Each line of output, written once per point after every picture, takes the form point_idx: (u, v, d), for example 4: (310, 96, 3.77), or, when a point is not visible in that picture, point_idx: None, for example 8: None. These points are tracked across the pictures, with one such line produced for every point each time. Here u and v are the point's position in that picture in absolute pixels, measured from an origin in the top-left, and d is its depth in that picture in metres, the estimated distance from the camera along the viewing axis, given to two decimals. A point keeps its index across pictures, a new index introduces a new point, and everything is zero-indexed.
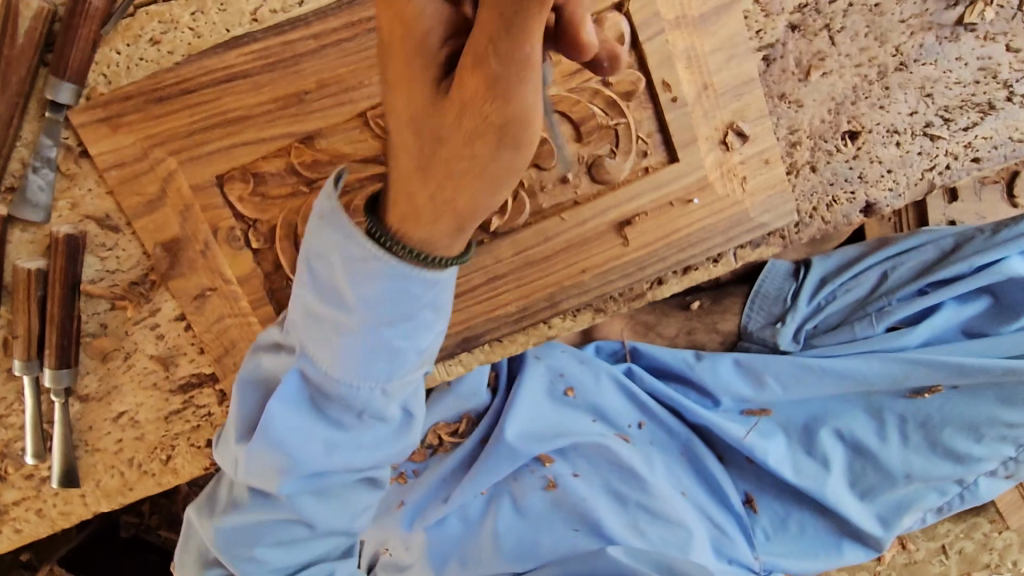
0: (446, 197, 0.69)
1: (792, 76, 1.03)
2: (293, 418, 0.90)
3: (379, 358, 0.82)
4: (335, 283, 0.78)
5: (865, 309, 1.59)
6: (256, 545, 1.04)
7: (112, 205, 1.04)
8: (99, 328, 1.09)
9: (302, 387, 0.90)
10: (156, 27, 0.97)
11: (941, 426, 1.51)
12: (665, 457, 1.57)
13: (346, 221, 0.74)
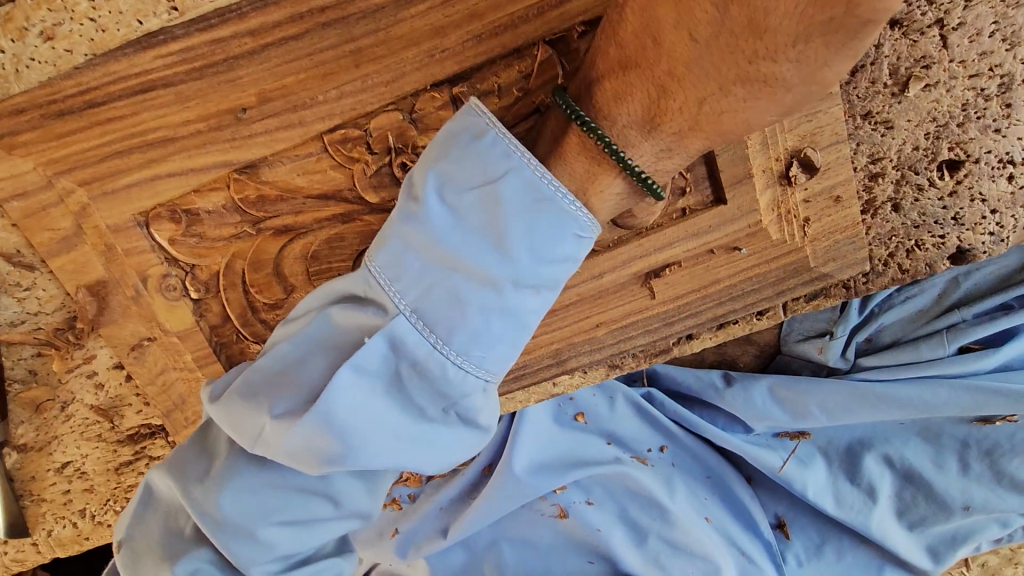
0: (694, 96, 0.59)
1: (884, 89, 0.78)
2: (365, 390, 0.67)
3: (491, 338, 0.68)
4: (494, 188, 0.65)
5: (930, 324, 1.19)
6: (246, 551, 0.73)
7: (21, 240, 0.84)
8: (29, 375, 0.94)
9: (384, 354, 0.68)
10: (46, 17, 0.71)
11: (1009, 453, 1.17)
12: (687, 481, 1.31)
13: (513, 143, 0.66)
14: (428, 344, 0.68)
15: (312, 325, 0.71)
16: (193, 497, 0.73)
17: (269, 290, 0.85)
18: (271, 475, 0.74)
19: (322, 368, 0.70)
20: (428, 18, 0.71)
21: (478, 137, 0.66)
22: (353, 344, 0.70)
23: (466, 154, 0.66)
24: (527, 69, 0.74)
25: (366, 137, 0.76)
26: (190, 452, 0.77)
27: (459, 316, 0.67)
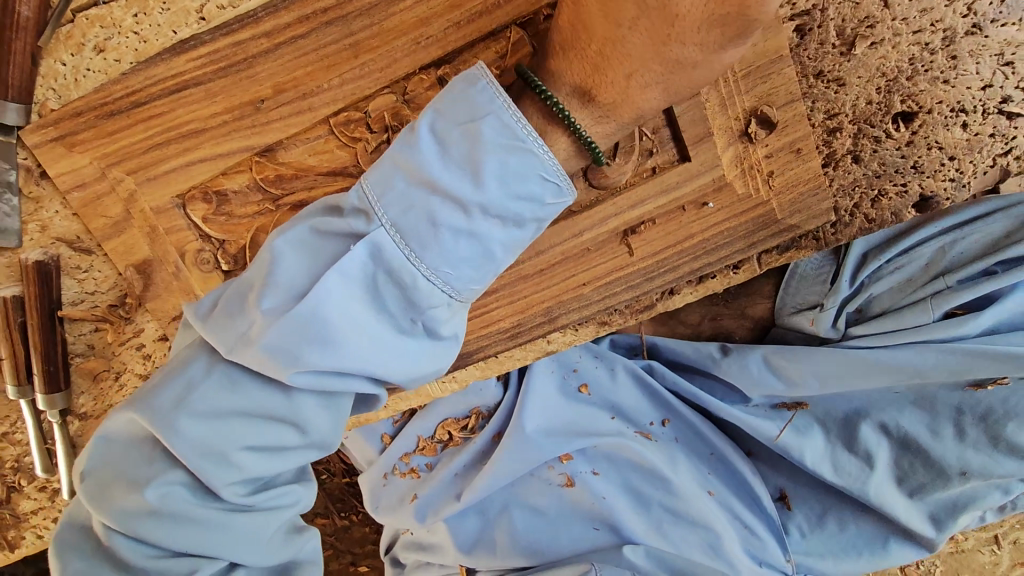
0: (624, 74, 0.72)
1: (832, 50, 0.86)
2: (348, 288, 0.77)
3: (459, 258, 0.78)
4: (474, 123, 0.73)
5: (918, 292, 1.22)
6: (216, 468, 0.77)
7: (82, 227, 0.99)
8: (88, 348, 1.08)
9: (365, 260, 0.77)
10: (99, 33, 0.89)
11: (1007, 420, 1.19)
12: (689, 455, 1.37)
13: (498, 90, 0.74)
14: (401, 256, 0.77)
15: (296, 235, 0.79)
16: (163, 416, 0.77)
17: None
18: (239, 399, 0.80)
19: (305, 272, 0.78)
20: (413, 10, 0.82)
21: (472, 84, 0.75)
22: (334, 254, 0.78)
23: (457, 92, 0.75)
24: (503, 50, 0.84)
25: (366, 118, 0.88)
26: (161, 380, 0.81)
27: (438, 241, 0.77)
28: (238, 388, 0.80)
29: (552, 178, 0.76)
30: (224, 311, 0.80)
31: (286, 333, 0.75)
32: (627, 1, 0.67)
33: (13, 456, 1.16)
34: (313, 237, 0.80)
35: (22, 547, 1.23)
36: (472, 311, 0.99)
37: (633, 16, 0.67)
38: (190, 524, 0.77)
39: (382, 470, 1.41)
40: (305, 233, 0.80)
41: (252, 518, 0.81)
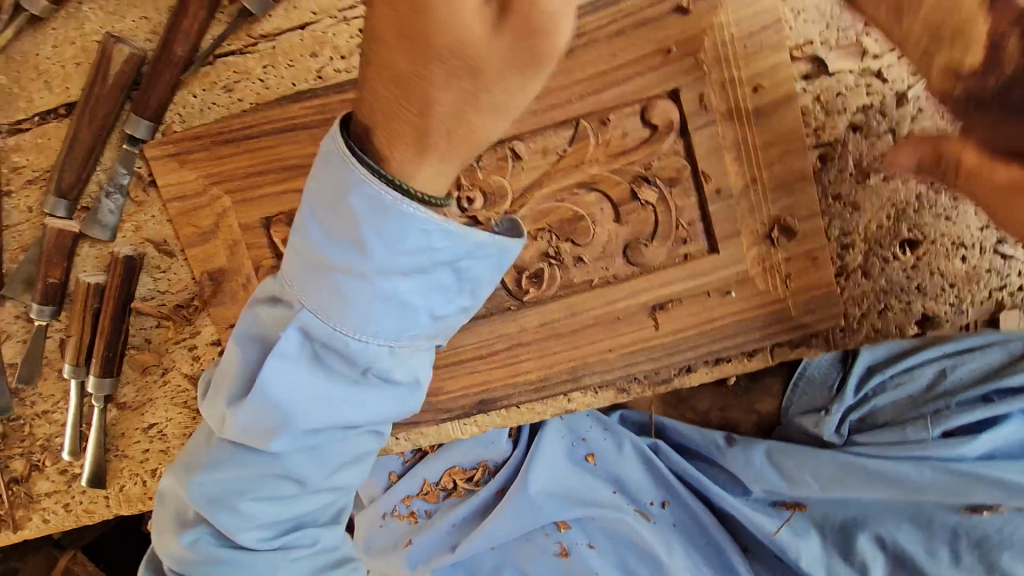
0: (448, 134, 0.64)
1: (850, 177, 0.99)
2: (281, 364, 0.78)
3: (387, 320, 0.74)
4: (343, 198, 0.69)
5: (919, 409, 1.29)
6: (227, 522, 0.85)
7: (171, 233, 1.11)
8: (144, 343, 1.16)
9: (297, 334, 0.77)
10: (230, 77, 1.05)
11: (999, 548, 1.23)
12: (687, 543, 1.39)
13: (355, 160, 0.66)
14: (325, 330, 0.75)
15: (249, 320, 0.83)
16: (183, 484, 0.89)
17: None
18: (241, 465, 0.86)
19: (257, 355, 0.82)
20: None
21: (328, 151, 0.69)
22: (282, 333, 0.80)
23: (324, 170, 0.70)
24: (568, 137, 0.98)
25: None
26: (184, 452, 0.93)
27: (354, 311, 0.73)
28: (235, 453, 0.86)
29: (452, 228, 0.70)
30: (210, 398, 0.87)
31: (253, 415, 0.80)
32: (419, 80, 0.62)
33: (45, 436, 1.22)
34: (262, 319, 0.82)
35: (25, 528, 1.26)
36: (503, 361, 1.08)
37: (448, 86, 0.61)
38: (222, 571, 0.87)
39: (382, 510, 1.43)
40: (254, 317, 0.83)
41: (270, 557, 0.87)
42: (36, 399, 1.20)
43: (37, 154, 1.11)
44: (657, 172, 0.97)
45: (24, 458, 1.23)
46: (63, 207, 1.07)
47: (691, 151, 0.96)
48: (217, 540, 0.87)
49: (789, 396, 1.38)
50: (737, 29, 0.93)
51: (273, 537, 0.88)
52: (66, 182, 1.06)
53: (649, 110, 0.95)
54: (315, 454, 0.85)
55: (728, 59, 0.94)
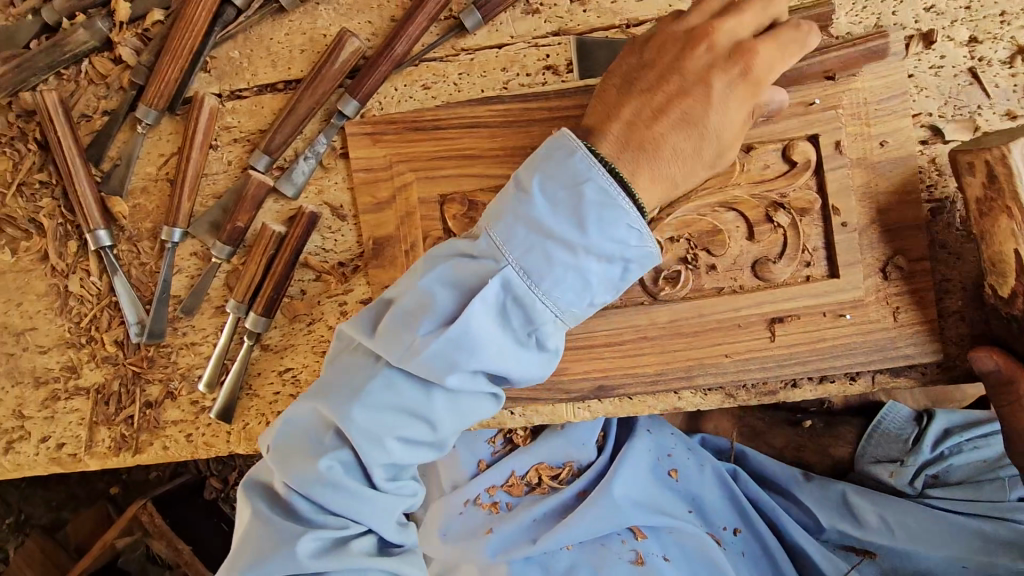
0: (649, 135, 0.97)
1: (958, 231, 1.14)
2: (482, 308, 0.92)
3: (567, 288, 0.93)
4: (580, 186, 0.92)
5: (995, 471, 1.38)
6: (372, 452, 0.96)
7: (348, 199, 1.27)
8: (299, 293, 1.30)
9: (497, 289, 0.93)
10: (429, 78, 1.25)
11: None
12: (756, 575, 1.40)
13: (595, 161, 0.93)
14: (524, 286, 0.92)
15: (444, 269, 0.96)
16: (330, 407, 0.97)
17: None
18: (395, 398, 0.97)
19: (455, 299, 0.95)
20: None
21: (571, 153, 0.94)
22: (477, 284, 0.94)
23: (559, 160, 0.94)
24: None
25: None
26: (330, 375, 1.02)
27: (551, 276, 0.92)
28: (392, 387, 0.97)
29: (642, 232, 0.93)
30: (388, 330, 0.97)
31: (436, 347, 0.93)
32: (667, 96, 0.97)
33: (186, 366, 1.33)
34: (455, 269, 0.95)
35: (145, 452, 1.34)
36: (629, 352, 1.19)
37: (668, 104, 0.97)
38: (349, 496, 0.97)
39: (465, 497, 1.49)
40: (449, 265, 0.96)
41: (388, 499, 1.00)
42: (189, 331, 1.33)
43: (248, 119, 1.29)
44: (791, 201, 1.12)
45: (163, 385, 1.34)
46: (264, 162, 1.24)
47: (823, 188, 1.12)
48: (347, 473, 0.98)
49: (863, 445, 1.49)
50: (870, 95, 1.12)
51: (389, 477, 1.01)
52: (275, 142, 1.23)
53: (791, 149, 1.12)
54: (456, 401, 0.99)
55: (860, 117, 1.12)
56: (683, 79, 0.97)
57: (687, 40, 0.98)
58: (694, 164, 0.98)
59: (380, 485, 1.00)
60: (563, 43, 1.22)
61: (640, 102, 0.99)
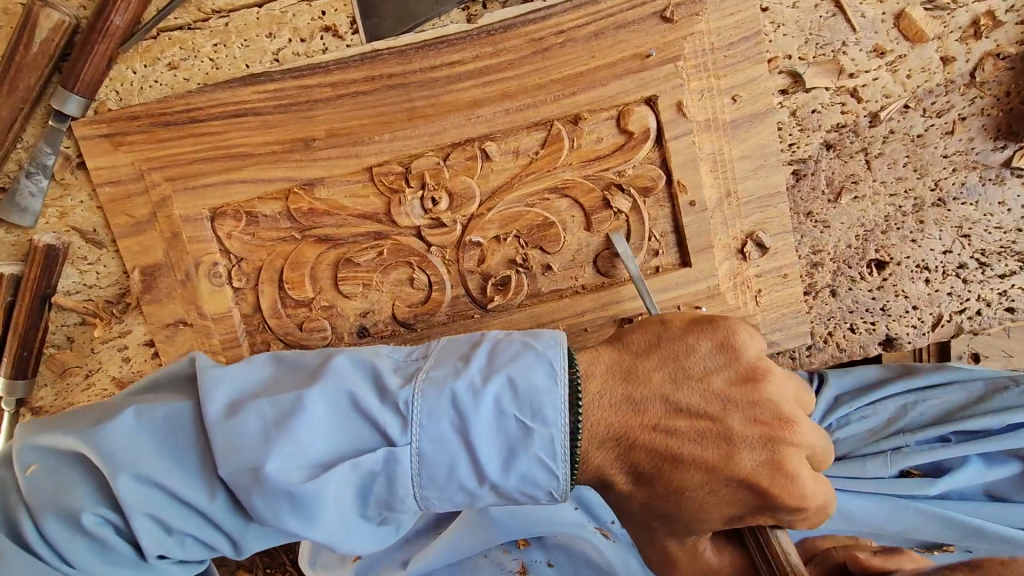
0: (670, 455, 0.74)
1: (823, 195, 0.99)
2: (347, 485, 0.70)
3: (430, 490, 0.72)
4: (511, 392, 0.71)
5: (877, 445, 1.25)
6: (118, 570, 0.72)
7: (101, 221, 1.00)
8: (66, 341, 1.05)
9: (377, 459, 0.70)
10: (176, 53, 0.95)
11: None
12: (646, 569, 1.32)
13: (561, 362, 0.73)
14: (406, 468, 0.71)
15: (332, 392, 0.72)
16: (69, 498, 0.70)
17: (299, 288, 0.97)
18: (174, 510, 0.71)
19: (329, 443, 0.71)
20: (469, 92, 0.92)
21: (530, 343, 0.74)
22: (359, 439, 0.72)
23: (520, 356, 0.73)
24: (542, 139, 0.94)
25: (406, 173, 0.94)
26: (44, 483, 0.72)
27: (426, 453, 0.71)
28: (171, 495, 0.71)
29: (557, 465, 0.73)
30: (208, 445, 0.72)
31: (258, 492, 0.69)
32: (711, 433, 0.74)
33: None
34: (346, 402, 0.72)
35: None
36: None
37: (670, 427, 0.74)
38: None
39: None
40: (344, 396, 0.72)
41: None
42: None
43: None
44: (631, 181, 0.94)
45: None
46: None
47: (666, 161, 0.94)
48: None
49: None
50: (717, 39, 0.91)
51: None
52: None
53: (626, 116, 0.92)
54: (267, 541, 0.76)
55: (706, 68, 0.92)
56: (692, 414, 0.75)
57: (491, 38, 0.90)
58: (471, 113, 0.93)
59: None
60: None
61: (423, 81, 0.92)
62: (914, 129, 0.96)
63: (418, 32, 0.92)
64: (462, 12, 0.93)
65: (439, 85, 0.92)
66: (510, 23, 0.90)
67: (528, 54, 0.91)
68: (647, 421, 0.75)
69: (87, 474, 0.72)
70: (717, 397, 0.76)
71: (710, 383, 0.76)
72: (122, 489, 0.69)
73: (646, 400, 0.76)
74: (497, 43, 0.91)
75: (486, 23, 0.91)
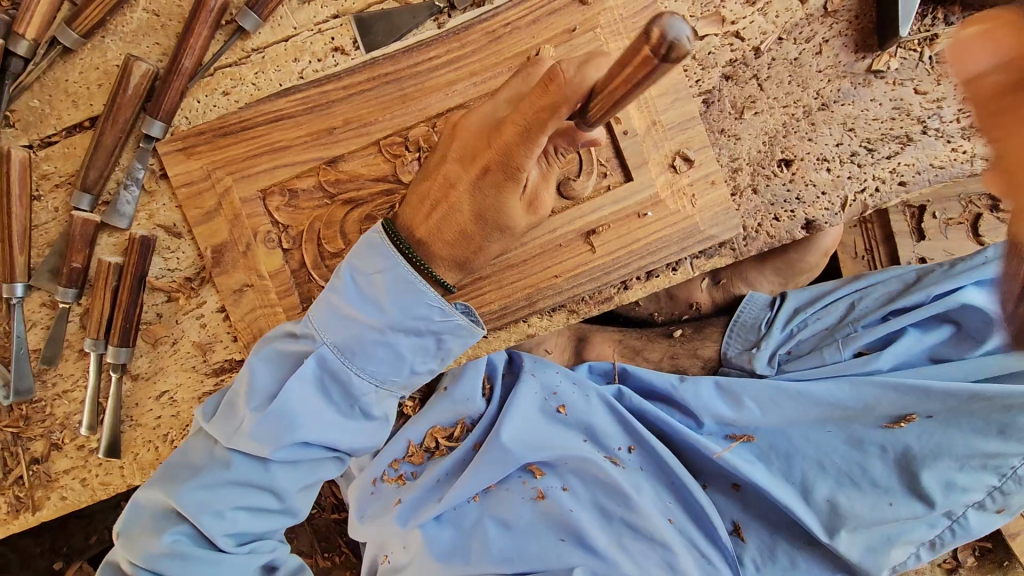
0: (467, 205, 1.00)
1: (729, 114, 1.25)
2: (363, 382, 1.08)
3: (410, 361, 1.08)
4: (379, 275, 1.03)
5: (834, 336, 1.53)
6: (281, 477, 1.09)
7: (180, 216, 1.31)
8: (155, 317, 1.33)
9: (385, 347, 1.05)
10: (228, 83, 1.29)
11: (925, 463, 1.34)
12: (654, 485, 1.46)
13: (392, 250, 1.03)
14: (402, 347, 1.06)
15: (340, 312, 1.05)
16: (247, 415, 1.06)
17: (334, 242, 1.25)
18: (302, 422, 1.05)
19: (344, 350, 1.05)
20: (445, 75, 1.23)
21: (387, 260, 1.02)
22: (357, 339, 1.05)
23: (368, 253, 1.04)
24: None
25: (405, 140, 1.24)
26: (222, 414, 1.09)
27: (398, 333, 1.05)
28: (293, 412, 1.04)
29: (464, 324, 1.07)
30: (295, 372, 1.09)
31: (339, 371, 1.07)
32: (483, 186, 0.98)
33: (64, 415, 1.35)
34: (348, 315, 1.05)
35: (43, 508, 1.36)
36: (469, 295, 1.26)
37: (481, 187, 0.98)
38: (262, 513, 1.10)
39: (372, 476, 1.50)
40: (344, 315, 1.05)
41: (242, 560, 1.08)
42: (57, 380, 1.34)
43: (63, 162, 1.31)
44: None
45: (44, 439, 1.35)
46: (87, 201, 1.26)
47: None
48: (247, 510, 1.08)
49: (728, 342, 1.61)
50: (624, 12, 1.21)
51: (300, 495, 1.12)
52: (90, 178, 1.25)
53: None
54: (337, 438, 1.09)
55: (620, 33, 1.22)
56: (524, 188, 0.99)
57: (455, 36, 1.22)
58: (449, 90, 1.23)
59: (227, 548, 1.07)
60: (344, 23, 1.27)
61: (412, 73, 1.23)
62: (791, 54, 1.24)
63: (403, 40, 1.25)
64: (433, 21, 1.26)
65: (422, 76, 1.23)
66: (469, 22, 1.22)
67: (485, 43, 1.22)
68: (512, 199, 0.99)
69: (251, 405, 1.06)
70: (486, 163, 0.96)
71: (479, 170, 0.97)
72: (271, 407, 1.03)
73: (506, 191, 0.98)
74: (462, 38, 1.22)
75: (453, 24, 1.23)
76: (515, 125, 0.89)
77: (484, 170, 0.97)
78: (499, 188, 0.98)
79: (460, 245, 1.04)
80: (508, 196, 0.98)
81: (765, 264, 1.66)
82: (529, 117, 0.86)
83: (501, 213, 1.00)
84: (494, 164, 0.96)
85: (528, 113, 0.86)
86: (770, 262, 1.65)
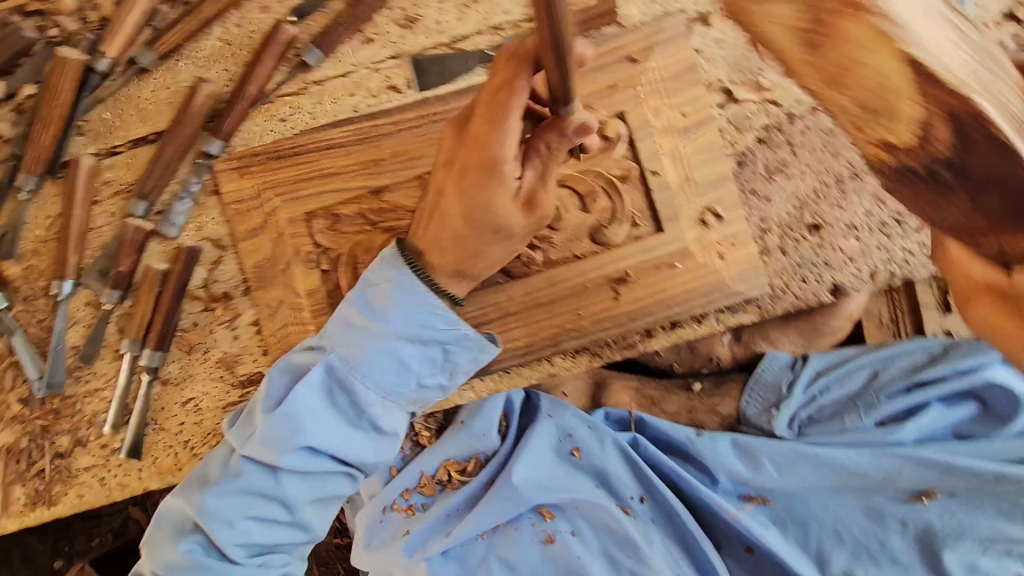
0: (450, 203, 1.03)
1: (762, 176, 1.30)
2: (370, 392, 1.09)
3: (418, 373, 1.11)
4: (386, 285, 1.07)
5: (855, 403, 1.51)
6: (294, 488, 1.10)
7: (226, 231, 1.37)
8: (192, 324, 1.38)
9: (394, 357, 1.08)
10: (286, 111, 1.36)
11: (946, 542, 1.31)
12: (665, 538, 1.43)
13: (399, 261, 1.08)
14: (410, 357, 1.09)
15: (352, 322, 1.09)
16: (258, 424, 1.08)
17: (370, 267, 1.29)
18: (311, 431, 1.07)
19: (352, 357, 1.08)
20: None
21: (392, 269, 1.07)
22: (363, 347, 1.07)
23: (378, 266, 1.09)
24: None
25: None
26: (240, 422, 1.13)
27: (404, 343, 1.08)
28: (302, 419, 1.07)
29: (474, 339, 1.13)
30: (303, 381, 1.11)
31: (344, 379, 1.09)
32: (463, 184, 1.01)
33: (91, 413, 1.38)
34: (357, 324, 1.09)
35: (59, 503, 1.38)
36: (496, 330, 1.29)
37: (460, 183, 1.01)
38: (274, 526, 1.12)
39: (382, 504, 1.50)
40: (355, 324, 1.09)
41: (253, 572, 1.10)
42: (89, 378, 1.38)
43: (124, 171, 1.39)
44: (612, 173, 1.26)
45: (69, 435, 1.38)
46: (142, 207, 1.33)
47: (638, 157, 1.27)
48: (259, 522, 1.10)
49: (750, 398, 1.60)
50: (668, 72, 1.26)
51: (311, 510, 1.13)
52: (149, 188, 1.33)
53: (603, 127, 1.26)
54: (347, 450, 1.10)
55: (662, 91, 1.27)
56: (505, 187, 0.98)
57: None
58: None
59: (238, 559, 1.09)
60: (401, 64, 1.36)
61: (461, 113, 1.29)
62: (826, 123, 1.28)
63: (454, 83, 1.33)
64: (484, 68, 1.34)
65: None
66: None
67: None
68: (498, 195, 0.99)
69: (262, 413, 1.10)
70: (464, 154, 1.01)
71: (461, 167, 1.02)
72: (280, 413, 1.06)
73: (488, 186, 0.99)
74: None
75: None
76: (483, 113, 0.98)
77: (462, 167, 1.02)
78: (475, 183, 0.99)
79: (460, 249, 1.06)
80: (491, 192, 0.99)
81: (787, 328, 1.65)
82: (489, 91, 0.96)
83: (485, 213, 1.01)
84: (473, 157, 1.00)
85: (490, 89, 0.97)
86: (793, 327, 1.65)
